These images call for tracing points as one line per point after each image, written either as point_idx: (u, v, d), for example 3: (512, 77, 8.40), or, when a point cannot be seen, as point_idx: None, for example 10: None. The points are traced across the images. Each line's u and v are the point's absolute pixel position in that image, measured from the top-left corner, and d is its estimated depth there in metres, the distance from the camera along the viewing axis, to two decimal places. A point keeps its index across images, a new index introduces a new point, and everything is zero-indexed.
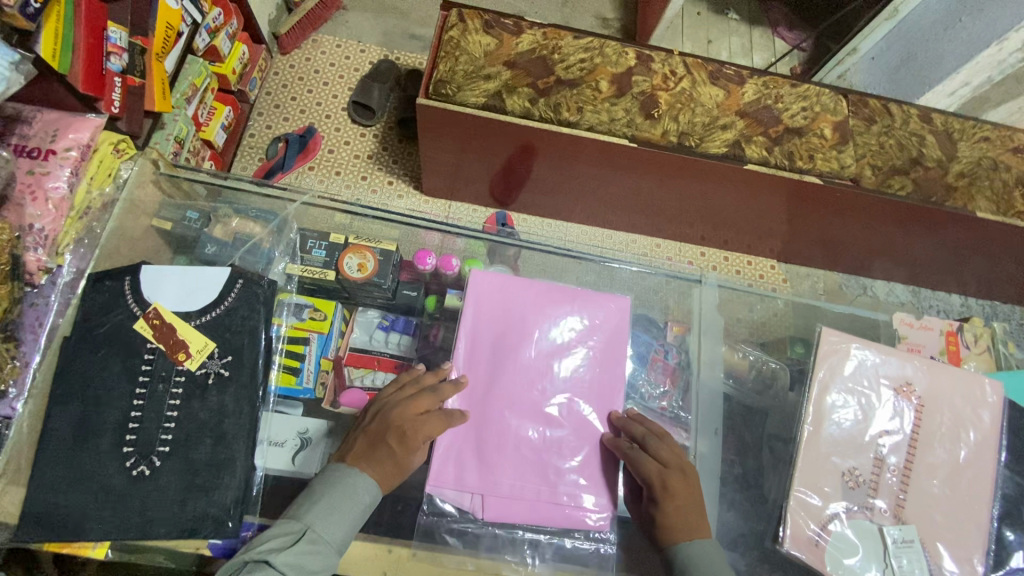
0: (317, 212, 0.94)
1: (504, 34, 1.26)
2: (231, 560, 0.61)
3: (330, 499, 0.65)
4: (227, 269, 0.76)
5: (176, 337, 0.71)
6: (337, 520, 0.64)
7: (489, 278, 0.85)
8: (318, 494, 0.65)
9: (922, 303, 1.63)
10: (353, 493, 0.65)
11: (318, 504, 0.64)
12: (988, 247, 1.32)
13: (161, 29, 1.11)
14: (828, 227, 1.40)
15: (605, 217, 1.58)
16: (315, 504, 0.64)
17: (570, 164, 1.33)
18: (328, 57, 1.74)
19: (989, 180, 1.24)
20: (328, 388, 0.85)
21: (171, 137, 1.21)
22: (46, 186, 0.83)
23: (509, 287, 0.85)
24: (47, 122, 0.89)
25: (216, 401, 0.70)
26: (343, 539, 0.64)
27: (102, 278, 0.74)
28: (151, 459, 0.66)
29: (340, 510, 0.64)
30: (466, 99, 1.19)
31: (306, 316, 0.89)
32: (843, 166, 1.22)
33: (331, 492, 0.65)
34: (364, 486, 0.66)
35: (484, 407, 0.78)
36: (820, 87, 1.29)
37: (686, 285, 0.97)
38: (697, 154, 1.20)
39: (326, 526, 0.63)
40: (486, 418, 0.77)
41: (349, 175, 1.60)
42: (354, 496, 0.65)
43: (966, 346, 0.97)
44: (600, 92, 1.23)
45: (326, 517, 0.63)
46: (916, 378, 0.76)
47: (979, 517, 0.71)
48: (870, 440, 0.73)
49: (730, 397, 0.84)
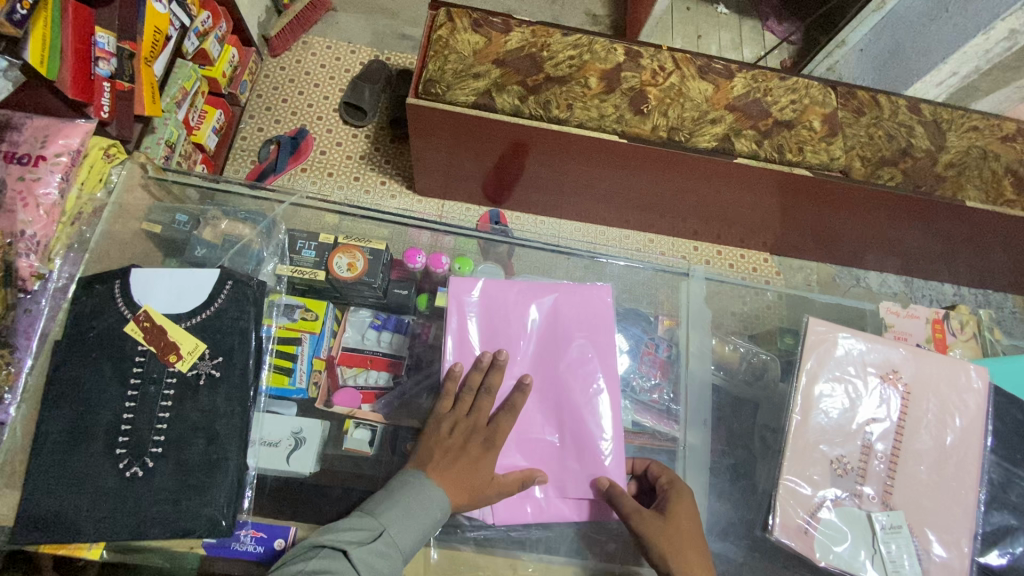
0: (308, 213, 0.95)
1: (493, 32, 1.27)
2: (310, 540, 0.63)
3: (407, 504, 0.66)
4: (216, 271, 0.77)
5: (166, 339, 0.72)
6: (411, 528, 0.64)
7: (470, 283, 0.84)
8: (399, 498, 0.66)
9: (914, 293, 1.64)
10: (427, 508, 0.66)
11: (393, 510, 0.65)
12: (978, 236, 1.33)
13: (149, 32, 1.10)
14: (819, 219, 1.40)
15: (597, 214, 1.58)
16: (393, 507, 0.65)
17: (560, 160, 1.33)
18: (318, 58, 1.75)
19: (977, 168, 1.24)
20: (322, 388, 0.87)
21: (162, 141, 1.22)
22: (37, 192, 0.84)
23: (491, 288, 0.83)
24: (36, 129, 0.89)
25: (207, 401, 0.70)
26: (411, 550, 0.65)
27: (93, 281, 0.74)
28: (144, 460, 0.66)
29: (414, 520, 0.65)
30: (456, 98, 1.20)
31: (297, 317, 0.89)
32: (832, 158, 1.23)
33: (410, 501, 0.66)
34: (435, 498, 0.66)
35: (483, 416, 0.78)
36: (809, 80, 1.30)
37: (675, 278, 0.97)
38: (686, 148, 1.21)
39: (397, 533, 0.64)
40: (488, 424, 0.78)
41: (341, 177, 1.60)
42: (425, 508, 0.66)
43: (953, 333, 0.98)
44: (589, 89, 1.23)
45: (400, 523, 0.64)
46: (902, 365, 0.77)
47: (966, 501, 0.71)
48: (858, 428, 0.74)
49: (719, 388, 0.85)
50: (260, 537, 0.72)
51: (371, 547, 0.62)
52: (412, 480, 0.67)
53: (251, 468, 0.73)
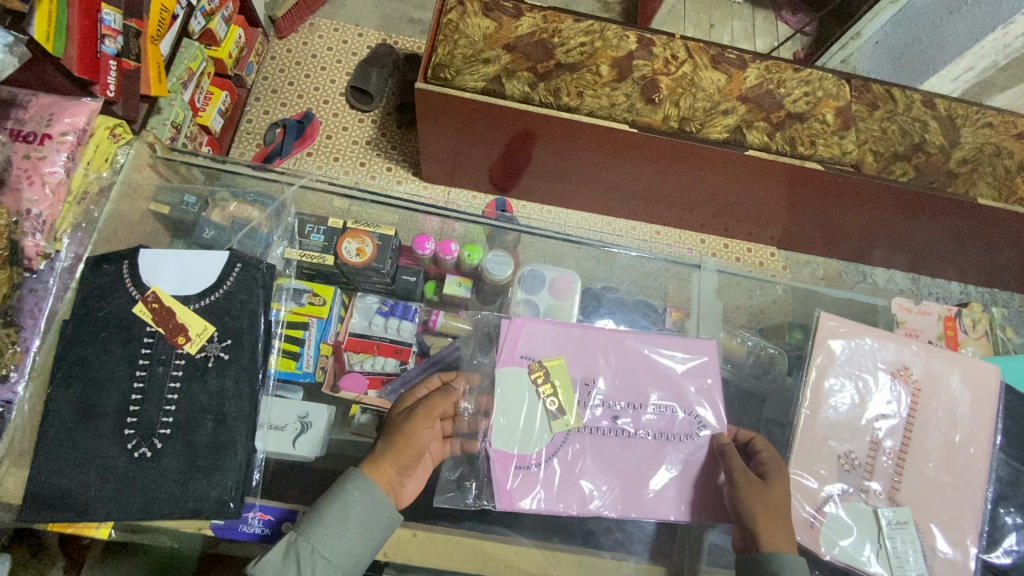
0: (316, 197, 0.95)
1: (504, 17, 1.25)
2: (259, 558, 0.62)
3: (325, 509, 0.63)
4: (225, 253, 0.76)
5: (175, 321, 0.71)
6: (332, 533, 0.61)
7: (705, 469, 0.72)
8: (307, 513, 0.63)
9: (921, 291, 1.63)
10: (352, 503, 0.63)
11: (309, 522, 0.61)
12: (988, 235, 1.32)
13: (155, 12, 1.09)
14: (829, 214, 1.39)
15: (605, 204, 1.57)
16: (315, 517, 0.62)
17: (571, 149, 1.31)
18: (325, 41, 1.72)
19: (991, 165, 1.23)
20: (328, 372, 0.86)
21: (168, 122, 1.21)
22: (43, 170, 0.83)
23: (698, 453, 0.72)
24: (42, 106, 0.87)
25: (216, 384, 0.70)
26: (352, 556, 0.62)
27: (101, 261, 0.74)
28: (153, 441, 0.66)
29: (342, 524, 0.62)
30: (465, 83, 1.18)
31: (305, 301, 0.89)
32: (844, 152, 1.21)
33: (326, 507, 0.63)
34: (356, 486, 0.64)
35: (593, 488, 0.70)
36: (823, 72, 1.28)
37: (686, 270, 0.96)
38: (697, 139, 1.19)
39: (323, 543, 0.60)
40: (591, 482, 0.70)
41: (348, 161, 1.59)
42: (347, 508, 0.63)
43: (964, 331, 0.99)
44: (600, 77, 1.21)
45: (318, 530, 0.61)
46: (913, 362, 0.77)
47: (974, 500, 0.71)
48: (866, 424, 0.74)
49: (728, 381, 0.84)
50: (268, 520, 0.70)
51: (280, 565, 0.59)
52: (332, 486, 0.65)
53: (261, 451, 0.73)
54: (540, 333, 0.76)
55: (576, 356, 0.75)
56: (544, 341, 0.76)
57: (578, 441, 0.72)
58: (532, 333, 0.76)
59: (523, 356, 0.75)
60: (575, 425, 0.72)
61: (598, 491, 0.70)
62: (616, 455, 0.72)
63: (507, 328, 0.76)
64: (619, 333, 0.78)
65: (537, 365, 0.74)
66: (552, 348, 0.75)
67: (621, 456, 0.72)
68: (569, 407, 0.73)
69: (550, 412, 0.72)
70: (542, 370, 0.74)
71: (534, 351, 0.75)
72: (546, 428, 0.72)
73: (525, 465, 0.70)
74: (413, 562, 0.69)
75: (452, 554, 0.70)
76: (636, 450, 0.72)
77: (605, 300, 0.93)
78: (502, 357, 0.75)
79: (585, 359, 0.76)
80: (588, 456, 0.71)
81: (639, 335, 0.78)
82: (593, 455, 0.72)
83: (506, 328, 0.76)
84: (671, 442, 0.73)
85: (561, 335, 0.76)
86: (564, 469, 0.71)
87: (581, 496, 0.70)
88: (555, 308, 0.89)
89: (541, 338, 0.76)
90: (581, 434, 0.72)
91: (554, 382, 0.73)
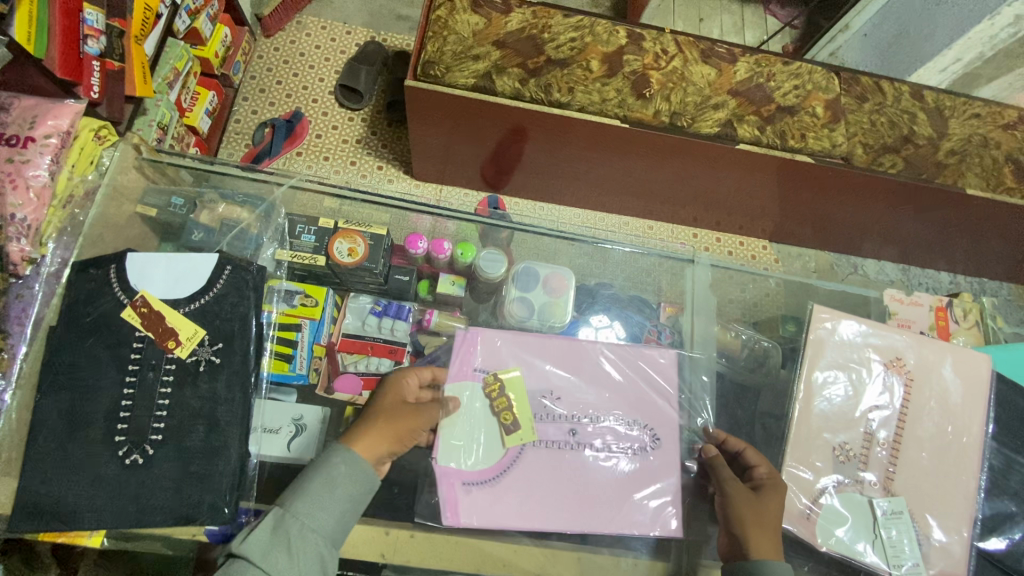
0: (305, 197, 0.94)
1: (493, 13, 1.23)
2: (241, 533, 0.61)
3: (311, 485, 0.62)
4: (214, 256, 0.76)
5: (165, 325, 0.70)
6: (316, 505, 0.61)
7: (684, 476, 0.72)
8: (292, 487, 0.63)
9: (911, 281, 1.64)
10: (338, 476, 0.63)
11: (294, 496, 0.61)
12: (976, 225, 1.33)
13: (138, 11, 1.08)
14: (820, 206, 1.39)
15: (596, 199, 1.57)
16: (300, 493, 0.62)
17: (559, 147, 1.32)
18: (314, 39, 1.71)
19: (978, 156, 1.23)
20: (322, 374, 0.87)
21: (154, 123, 1.18)
22: (26, 173, 0.80)
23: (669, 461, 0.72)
24: (25, 109, 0.85)
25: (208, 388, 0.69)
26: (340, 523, 0.62)
27: (89, 266, 0.73)
28: (144, 447, 0.66)
29: (328, 496, 0.62)
30: (455, 79, 1.17)
31: (297, 303, 0.88)
32: (835, 145, 1.21)
33: (310, 482, 0.62)
34: (342, 458, 0.64)
35: (551, 505, 0.69)
36: (813, 65, 1.28)
37: (679, 265, 0.96)
38: (687, 134, 1.20)
39: (309, 515, 0.60)
40: (548, 498, 0.70)
41: (337, 160, 1.58)
42: (333, 479, 0.63)
43: (955, 321, 1.01)
44: (591, 71, 1.21)
45: (304, 502, 0.61)
46: (906, 352, 0.77)
47: (968, 488, 0.72)
48: (861, 415, 0.74)
49: (723, 375, 0.84)
50: None
51: (267, 542, 0.58)
52: (314, 459, 0.65)
53: (252, 454, 0.72)
54: (499, 345, 0.77)
55: (531, 368, 0.76)
56: (499, 354, 0.76)
57: (529, 456, 0.71)
58: (487, 345, 0.76)
59: (477, 369, 0.75)
60: (529, 440, 0.72)
61: (556, 512, 0.69)
62: (574, 467, 0.72)
63: (461, 341, 0.76)
64: (574, 342, 0.78)
65: (492, 378, 0.74)
66: (507, 360, 0.76)
67: (576, 472, 0.71)
68: (524, 419, 0.72)
69: (505, 426, 0.72)
70: (496, 383, 0.74)
71: (489, 362, 0.75)
72: (500, 442, 0.71)
73: (475, 481, 0.69)
74: (412, 563, 0.69)
75: (451, 553, 0.69)
76: (591, 466, 0.72)
77: (600, 297, 0.93)
78: (457, 370, 0.75)
79: (539, 369, 0.76)
80: (542, 470, 0.71)
81: (592, 344, 0.79)
82: (546, 471, 0.71)
83: (460, 341, 0.77)
84: (630, 454, 0.73)
85: (517, 347, 0.77)
86: (514, 485, 0.70)
87: (538, 516, 0.69)
88: (550, 305, 0.89)
89: (500, 346, 0.76)
90: (536, 448, 0.72)
91: (510, 395, 0.73)
